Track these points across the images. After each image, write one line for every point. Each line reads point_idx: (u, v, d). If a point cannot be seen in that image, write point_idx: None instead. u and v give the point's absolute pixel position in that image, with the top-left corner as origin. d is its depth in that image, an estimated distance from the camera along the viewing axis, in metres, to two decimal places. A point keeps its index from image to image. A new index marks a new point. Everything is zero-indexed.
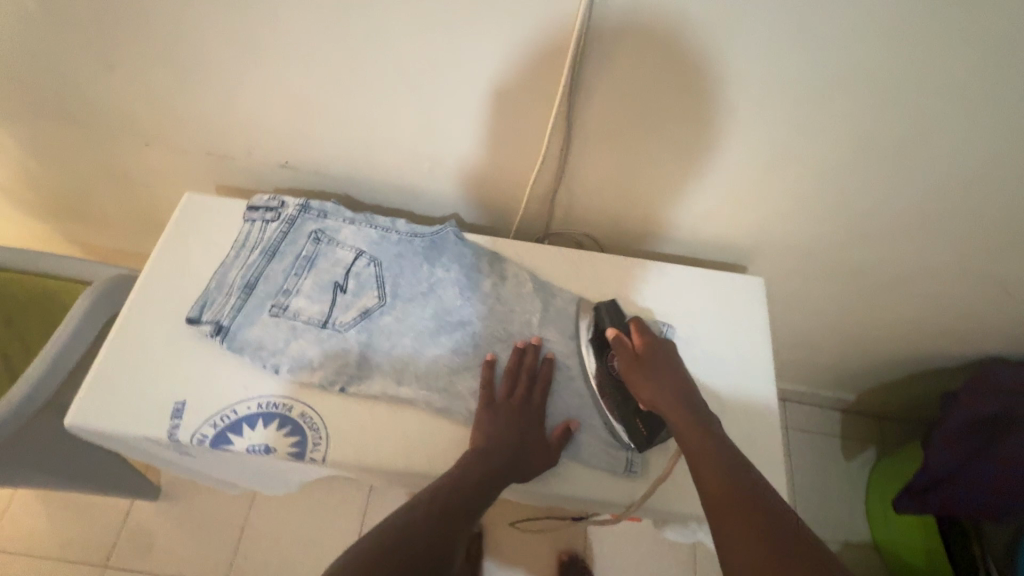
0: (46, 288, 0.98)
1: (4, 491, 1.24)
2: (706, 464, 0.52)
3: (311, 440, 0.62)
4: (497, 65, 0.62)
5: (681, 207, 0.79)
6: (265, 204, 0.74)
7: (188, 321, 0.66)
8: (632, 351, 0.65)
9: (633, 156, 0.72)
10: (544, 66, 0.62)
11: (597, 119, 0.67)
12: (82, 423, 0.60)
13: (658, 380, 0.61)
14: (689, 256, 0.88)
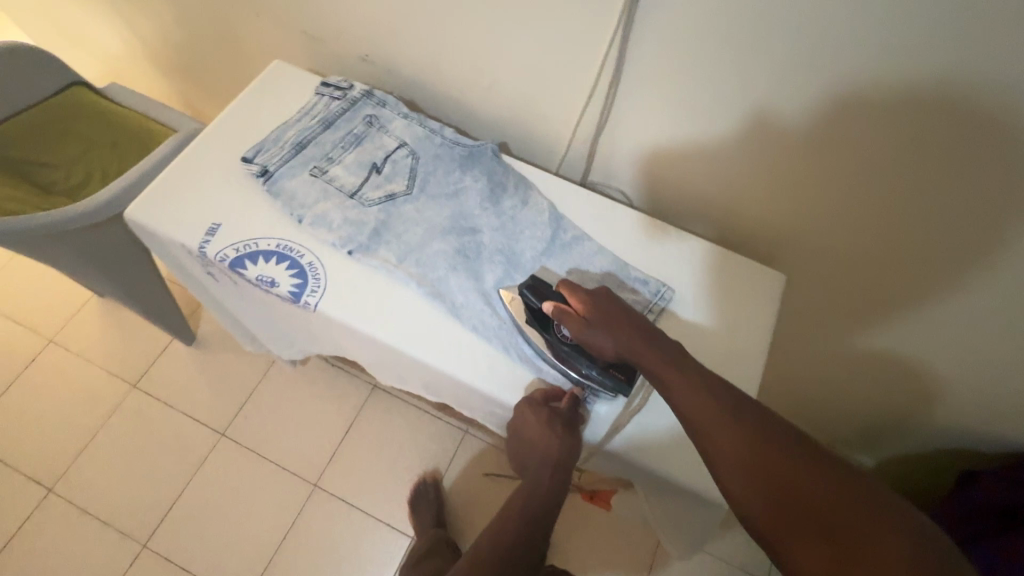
0: (152, 126, 1.13)
1: (80, 297, 1.45)
2: (681, 392, 0.53)
3: (311, 285, 0.69)
4: None
5: (720, 181, 0.79)
6: (336, 83, 0.81)
7: (243, 160, 0.75)
8: (580, 319, 0.62)
9: (680, 110, 0.72)
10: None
11: (651, 61, 0.68)
12: (140, 216, 0.71)
13: (614, 334, 0.59)
14: (720, 238, 0.86)
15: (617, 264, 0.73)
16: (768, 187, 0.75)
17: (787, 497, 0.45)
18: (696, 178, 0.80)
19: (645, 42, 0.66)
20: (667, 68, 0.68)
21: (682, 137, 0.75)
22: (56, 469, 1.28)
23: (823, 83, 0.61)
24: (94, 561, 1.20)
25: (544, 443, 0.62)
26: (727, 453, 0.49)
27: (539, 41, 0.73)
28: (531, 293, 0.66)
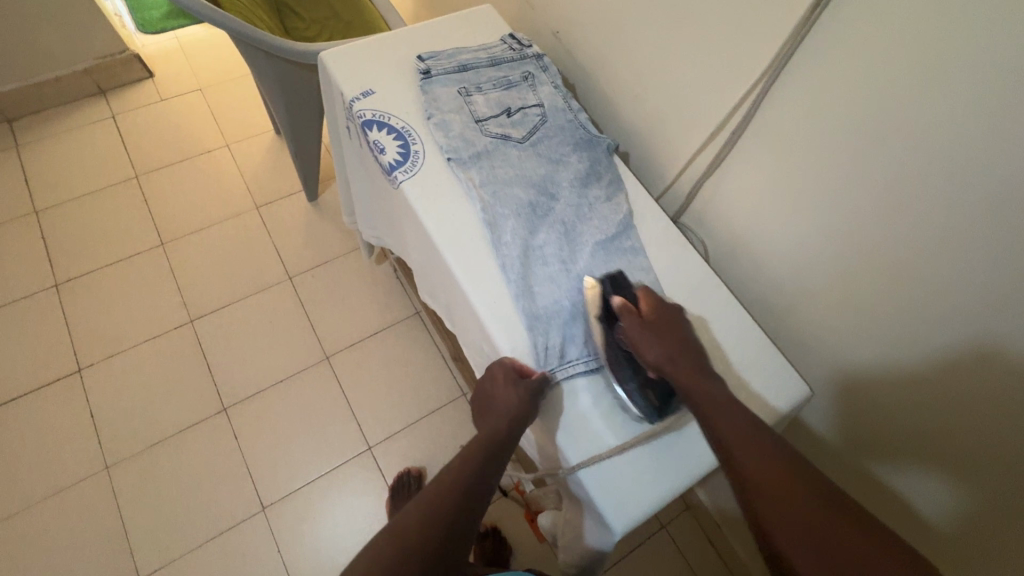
0: (378, 22, 1.36)
1: (263, 127, 1.77)
2: (719, 418, 0.61)
3: (407, 166, 0.80)
4: (734, 26, 0.71)
5: (794, 269, 0.79)
6: (520, 38, 0.93)
7: (418, 57, 0.89)
8: (640, 317, 0.70)
9: (788, 181, 0.74)
10: (775, 41, 0.67)
11: (784, 118, 0.71)
12: (328, 60, 0.88)
13: (661, 342, 0.68)
14: (774, 326, 0.86)
15: (654, 288, 0.75)
16: (839, 290, 0.74)
17: (811, 527, 0.52)
18: (779, 255, 0.81)
19: (785, 99, 0.69)
20: (794, 133, 0.70)
21: (781, 211, 0.77)
22: (174, 233, 1.57)
23: (940, 197, 0.59)
24: (156, 309, 1.46)
25: (510, 399, 0.67)
26: (758, 475, 0.56)
27: (697, 68, 0.78)
28: (609, 284, 0.72)
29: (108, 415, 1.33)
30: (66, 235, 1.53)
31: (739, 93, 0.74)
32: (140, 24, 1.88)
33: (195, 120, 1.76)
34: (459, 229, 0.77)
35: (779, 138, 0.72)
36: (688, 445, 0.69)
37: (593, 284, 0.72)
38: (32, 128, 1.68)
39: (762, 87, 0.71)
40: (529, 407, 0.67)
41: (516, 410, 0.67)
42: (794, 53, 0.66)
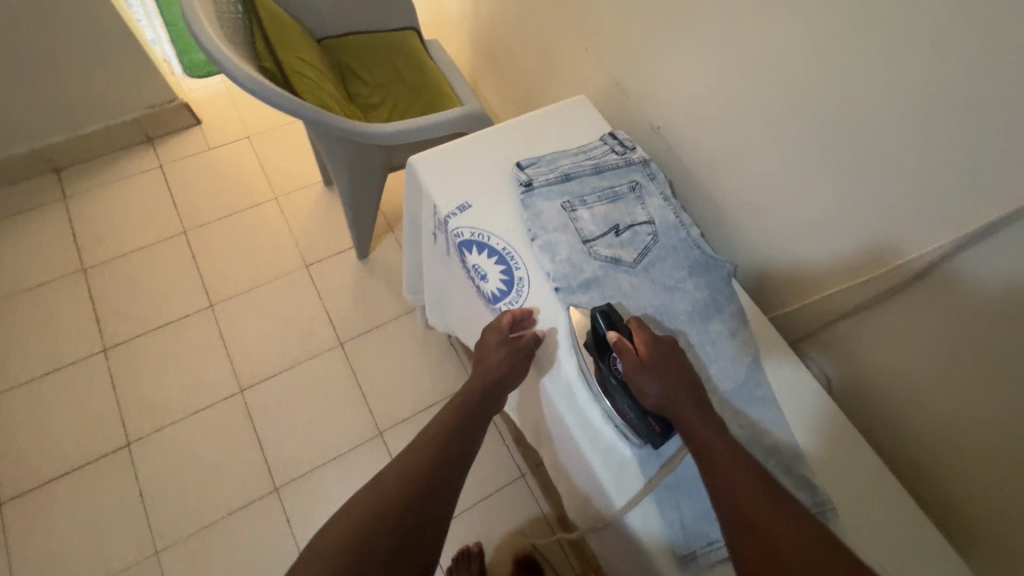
0: (446, 87, 1.30)
1: (310, 179, 1.71)
2: (710, 449, 0.58)
3: (512, 297, 0.75)
4: (901, 173, 0.62)
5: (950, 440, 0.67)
6: (623, 140, 0.86)
7: (516, 165, 0.82)
8: (637, 356, 0.65)
9: (954, 349, 0.64)
10: (965, 206, 0.57)
11: (961, 288, 0.61)
12: (418, 164, 0.81)
13: (658, 379, 0.63)
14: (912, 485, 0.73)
15: (795, 453, 0.66)
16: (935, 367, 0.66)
17: (764, 534, 0.51)
18: (924, 417, 0.70)
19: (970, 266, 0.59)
20: (976, 303, 0.60)
21: (935, 377, 0.67)
22: (223, 293, 1.52)
23: None
24: (205, 376, 1.41)
25: (500, 358, 0.70)
26: (738, 497, 0.54)
27: (845, 201, 0.70)
28: (602, 318, 0.68)
29: (157, 494, 1.28)
30: (115, 294, 1.49)
31: (903, 242, 0.65)
32: (186, 66, 1.84)
33: (243, 170, 1.71)
34: (569, 370, 0.72)
35: (952, 303, 0.62)
36: None
37: (578, 314, 0.72)
38: (80, 178, 1.65)
39: (937, 247, 0.61)
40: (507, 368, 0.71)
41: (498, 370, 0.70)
42: (991, 225, 0.55)
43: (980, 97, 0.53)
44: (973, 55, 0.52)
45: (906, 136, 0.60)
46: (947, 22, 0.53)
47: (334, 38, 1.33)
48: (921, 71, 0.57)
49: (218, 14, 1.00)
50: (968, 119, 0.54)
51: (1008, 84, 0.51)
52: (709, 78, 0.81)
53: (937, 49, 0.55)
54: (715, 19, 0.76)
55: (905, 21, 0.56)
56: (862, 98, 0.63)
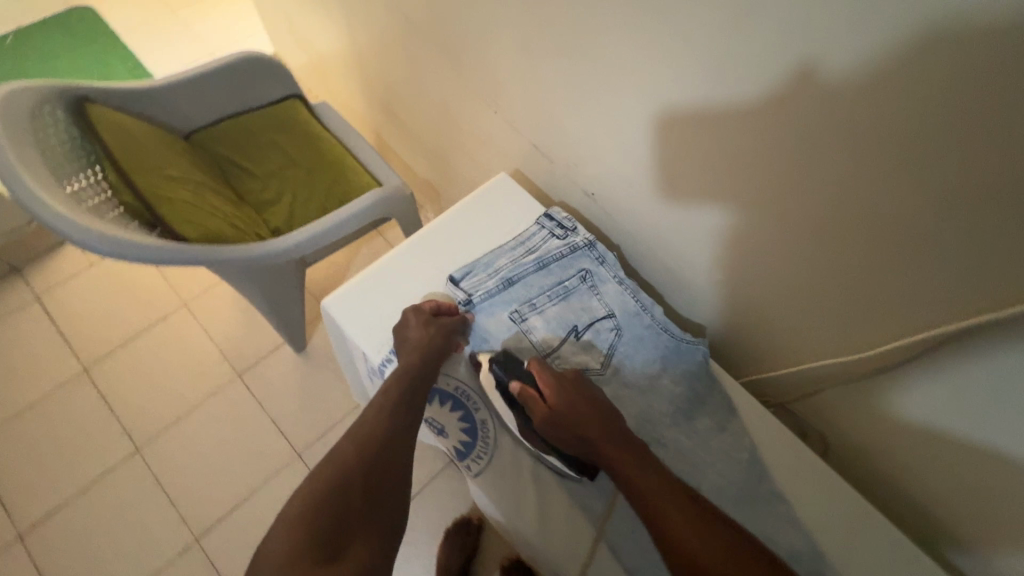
0: (348, 161, 1.16)
1: (210, 279, 1.52)
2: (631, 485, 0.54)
3: (478, 449, 0.66)
4: (871, 256, 0.54)
5: (975, 510, 0.61)
6: (561, 220, 0.77)
7: (449, 279, 0.72)
8: (543, 403, 0.61)
9: (966, 429, 0.57)
10: (951, 303, 0.51)
11: (959, 381, 0.54)
12: (333, 307, 0.70)
13: (568, 419, 0.59)
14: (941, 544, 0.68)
15: (811, 554, 0.61)
16: (949, 441, 0.59)
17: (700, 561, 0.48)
18: (933, 485, 0.64)
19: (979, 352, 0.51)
20: (994, 387, 0.52)
21: (942, 452, 0.61)
22: (147, 433, 1.33)
23: None
24: (150, 538, 1.23)
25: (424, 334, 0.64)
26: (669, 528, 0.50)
27: (811, 283, 0.62)
28: (499, 374, 0.64)
29: None
30: (18, 468, 1.28)
31: (895, 325, 0.57)
32: None
33: (138, 283, 1.50)
34: (560, 525, 0.62)
35: (951, 391, 0.56)
36: None
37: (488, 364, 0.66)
38: None
39: (924, 338, 0.55)
40: (446, 343, 0.66)
41: (428, 344, 0.64)
42: (991, 324, 0.49)
43: (951, 200, 0.45)
44: (938, 160, 0.44)
45: (872, 231, 0.52)
46: (899, 125, 0.44)
47: (203, 131, 1.15)
48: (878, 169, 0.48)
49: (47, 155, 0.83)
50: (946, 223, 0.47)
51: (987, 192, 0.42)
52: (633, 150, 0.71)
53: (892, 149, 0.46)
54: (625, 94, 0.66)
55: (845, 117, 0.47)
56: (811, 191, 0.55)
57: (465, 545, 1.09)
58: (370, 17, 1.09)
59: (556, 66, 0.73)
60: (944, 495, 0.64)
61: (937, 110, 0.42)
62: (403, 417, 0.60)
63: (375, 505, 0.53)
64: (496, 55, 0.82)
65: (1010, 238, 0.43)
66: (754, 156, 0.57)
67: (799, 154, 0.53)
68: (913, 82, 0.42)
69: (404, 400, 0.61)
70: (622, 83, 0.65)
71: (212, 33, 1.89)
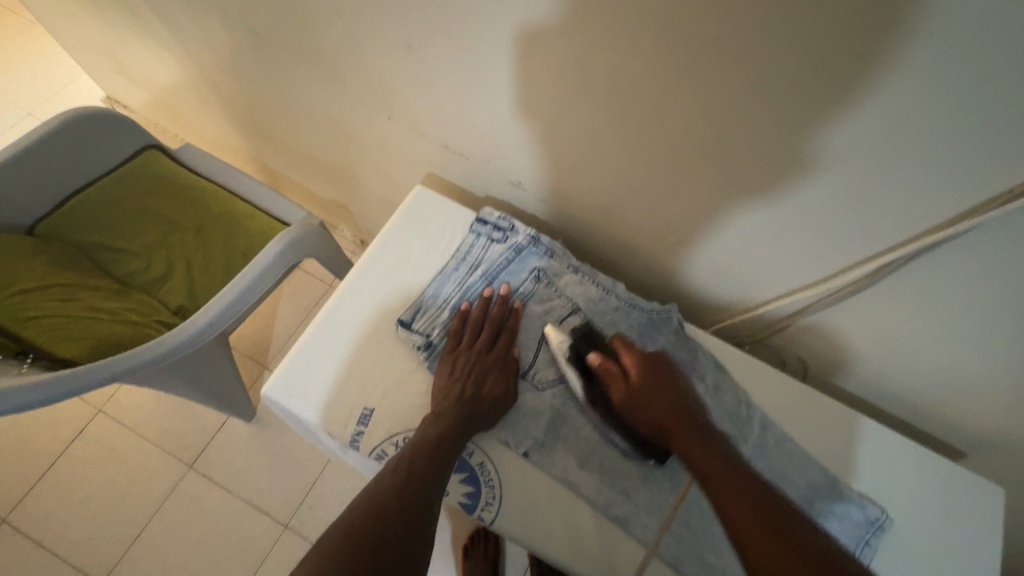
0: (238, 209, 1.03)
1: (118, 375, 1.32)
2: (716, 473, 0.50)
3: (484, 497, 0.59)
4: (828, 191, 0.53)
5: (948, 386, 0.66)
6: (495, 221, 0.71)
7: (399, 323, 0.65)
8: (627, 384, 0.59)
9: (932, 323, 0.60)
10: (907, 221, 0.52)
11: (923, 289, 0.57)
12: (277, 397, 0.61)
13: (653, 398, 0.57)
14: (916, 420, 0.73)
15: (827, 479, 0.62)
16: (918, 337, 0.62)
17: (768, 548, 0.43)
18: (910, 378, 0.68)
19: (946, 258, 0.52)
20: (965, 284, 0.53)
21: (914, 347, 0.64)
22: (104, 564, 1.16)
23: None
24: None
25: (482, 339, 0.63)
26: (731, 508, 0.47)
27: (766, 228, 0.61)
28: (583, 343, 0.63)
29: None
30: None
31: (862, 248, 0.57)
32: None
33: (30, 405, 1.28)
34: (594, 543, 0.58)
35: (921, 296, 0.57)
36: None
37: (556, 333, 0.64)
38: None
39: (895, 257, 0.55)
40: (501, 354, 0.63)
41: (479, 354, 0.62)
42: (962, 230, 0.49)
43: (906, 120, 0.44)
44: (884, 88, 0.42)
45: (824, 169, 0.51)
46: (839, 58, 0.42)
47: (46, 220, 0.96)
48: (821, 108, 0.46)
49: None
50: (906, 143, 0.45)
51: (938, 106, 0.42)
52: (554, 132, 0.65)
53: (834, 85, 0.44)
54: (534, 76, 0.59)
55: (780, 64, 0.44)
56: (755, 144, 0.52)
57: (488, 556, 1.01)
58: (212, 41, 0.94)
59: (447, 60, 0.65)
60: (916, 382, 0.68)
61: (874, 35, 0.39)
62: (445, 443, 0.55)
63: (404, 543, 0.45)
64: (373, 59, 0.73)
65: (961, 148, 0.44)
66: (691, 113, 0.53)
67: (742, 105, 0.49)
68: (852, 14, 0.39)
69: (450, 412, 0.57)
70: (526, 65, 0.58)
71: (16, 93, 1.57)
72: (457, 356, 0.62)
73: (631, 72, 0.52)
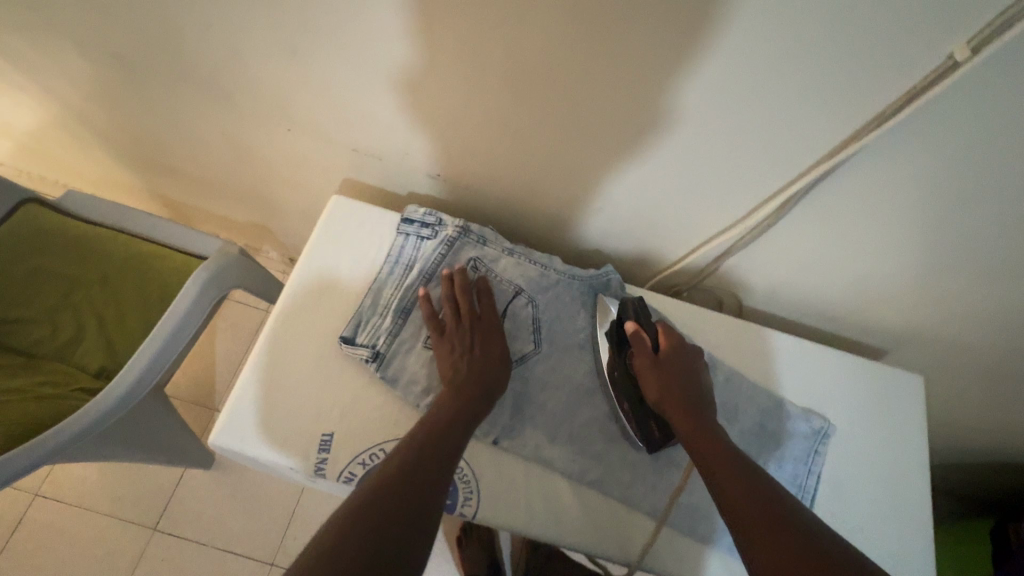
0: (146, 250, 0.95)
1: None
2: (715, 455, 0.53)
3: (462, 493, 0.59)
4: (734, 135, 0.55)
5: (859, 295, 0.72)
6: (422, 218, 0.69)
7: (342, 340, 0.62)
8: (653, 355, 0.61)
9: (840, 241, 0.65)
10: (804, 151, 0.55)
11: (826, 211, 0.61)
12: (228, 441, 0.58)
13: (673, 375, 0.59)
14: (838, 331, 0.80)
15: (774, 403, 0.67)
16: (828, 256, 0.68)
17: (763, 525, 0.46)
18: (832, 294, 0.74)
19: (844, 181, 0.56)
20: (858, 200, 0.58)
21: (826, 266, 0.69)
22: None
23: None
24: None
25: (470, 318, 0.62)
26: (729, 488, 0.50)
27: (682, 179, 0.63)
28: (631, 311, 0.65)
29: None
30: None
31: (772, 183, 0.60)
32: None
33: None
34: (576, 510, 0.60)
35: (824, 218, 0.62)
36: (884, 523, 0.65)
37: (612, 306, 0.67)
38: None
39: (801, 185, 0.58)
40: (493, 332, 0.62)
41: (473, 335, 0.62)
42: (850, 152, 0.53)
43: (788, 57, 0.46)
44: (760, 31, 0.44)
45: (724, 116, 0.53)
46: (715, 9, 0.43)
47: None
48: (709, 60, 0.48)
49: None
50: (790, 78, 0.48)
51: (813, 42, 0.44)
52: (462, 118, 0.64)
53: (716, 36, 0.45)
54: (428, 64, 0.57)
55: (662, 24, 0.45)
56: (655, 103, 0.54)
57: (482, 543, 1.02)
58: (70, 73, 0.85)
59: (337, 62, 0.62)
60: (832, 298, 0.74)
61: None
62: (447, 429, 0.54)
63: (413, 535, 0.44)
64: (258, 69, 0.68)
65: (838, 77, 0.47)
66: (592, 81, 0.53)
67: (639, 67, 0.50)
68: None
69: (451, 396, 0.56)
70: (417, 55, 0.57)
71: None
72: (453, 338, 0.61)
73: (524, 50, 0.52)
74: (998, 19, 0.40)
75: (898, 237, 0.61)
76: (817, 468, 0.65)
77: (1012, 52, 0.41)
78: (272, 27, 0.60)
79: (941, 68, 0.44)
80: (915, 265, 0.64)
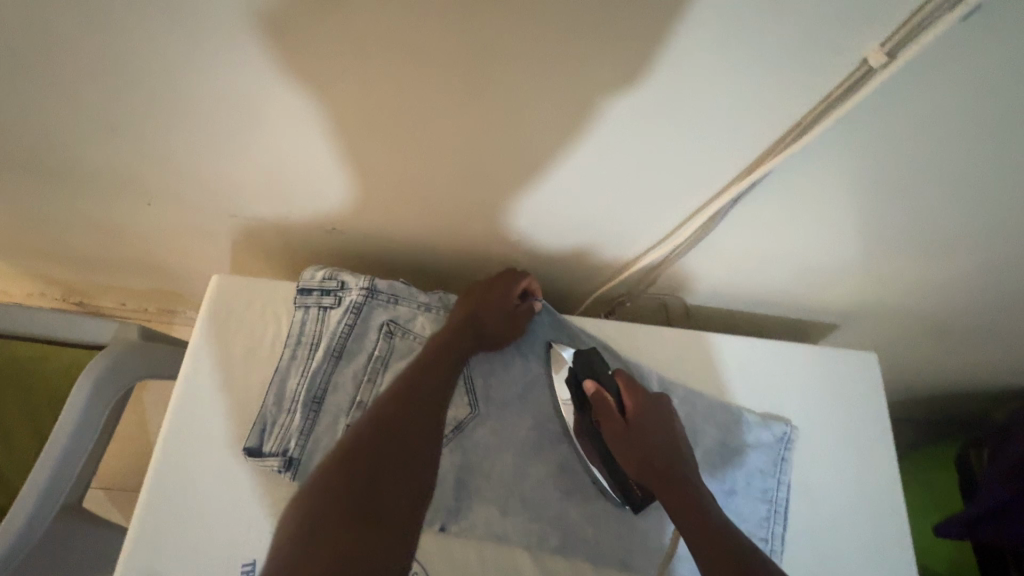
0: (26, 353, 0.83)
1: None
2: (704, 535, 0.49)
3: None
4: (642, 156, 0.49)
5: (796, 284, 0.69)
6: (321, 283, 0.60)
7: (248, 452, 0.55)
8: (621, 420, 0.57)
9: (771, 239, 0.60)
10: (719, 166, 0.50)
11: (752, 215, 0.56)
12: None
13: (645, 441, 0.55)
14: (783, 317, 0.77)
15: (736, 418, 0.63)
16: (763, 254, 0.63)
17: None
18: (777, 284, 0.70)
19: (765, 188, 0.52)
20: (781, 202, 0.54)
21: (762, 262, 0.65)
22: None
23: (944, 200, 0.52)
24: None
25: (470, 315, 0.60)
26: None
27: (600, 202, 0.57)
28: (583, 366, 0.60)
29: None
30: None
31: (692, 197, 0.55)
32: None
33: None
34: None
35: (750, 222, 0.57)
36: (857, 519, 0.63)
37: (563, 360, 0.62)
38: None
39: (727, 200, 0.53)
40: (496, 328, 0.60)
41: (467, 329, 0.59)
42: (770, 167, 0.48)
43: (684, 79, 0.40)
44: (646, 58, 0.38)
45: (630, 141, 0.47)
46: (594, 47, 0.37)
47: None
48: (600, 94, 0.42)
49: None
50: (692, 101, 0.42)
51: (708, 63, 0.38)
52: (340, 173, 0.56)
53: (602, 69, 0.39)
54: (282, 123, 0.49)
55: (540, 66, 0.39)
56: (554, 140, 0.48)
57: None
58: None
59: (177, 133, 0.53)
60: (772, 289, 0.71)
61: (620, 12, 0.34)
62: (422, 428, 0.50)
63: None
64: (89, 149, 0.58)
65: (742, 94, 0.41)
66: (475, 123, 0.46)
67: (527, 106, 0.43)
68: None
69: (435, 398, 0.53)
70: (265, 115, 0.48)
71: None
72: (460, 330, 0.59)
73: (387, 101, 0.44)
74: (910, 21, 0.34)
75: (824, 229, 0.58)
76: (785, 477, 0.62)
77: (927, 50, 0.36)
78: (86, 106, 0.50)
79: (857, 77, 0.39)
80: (845, 251, 0.61)
